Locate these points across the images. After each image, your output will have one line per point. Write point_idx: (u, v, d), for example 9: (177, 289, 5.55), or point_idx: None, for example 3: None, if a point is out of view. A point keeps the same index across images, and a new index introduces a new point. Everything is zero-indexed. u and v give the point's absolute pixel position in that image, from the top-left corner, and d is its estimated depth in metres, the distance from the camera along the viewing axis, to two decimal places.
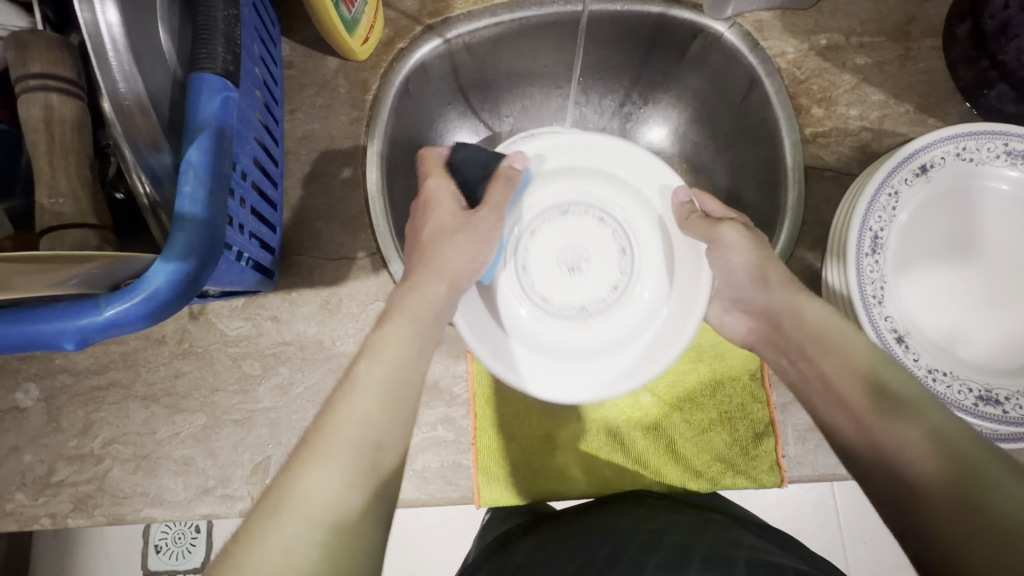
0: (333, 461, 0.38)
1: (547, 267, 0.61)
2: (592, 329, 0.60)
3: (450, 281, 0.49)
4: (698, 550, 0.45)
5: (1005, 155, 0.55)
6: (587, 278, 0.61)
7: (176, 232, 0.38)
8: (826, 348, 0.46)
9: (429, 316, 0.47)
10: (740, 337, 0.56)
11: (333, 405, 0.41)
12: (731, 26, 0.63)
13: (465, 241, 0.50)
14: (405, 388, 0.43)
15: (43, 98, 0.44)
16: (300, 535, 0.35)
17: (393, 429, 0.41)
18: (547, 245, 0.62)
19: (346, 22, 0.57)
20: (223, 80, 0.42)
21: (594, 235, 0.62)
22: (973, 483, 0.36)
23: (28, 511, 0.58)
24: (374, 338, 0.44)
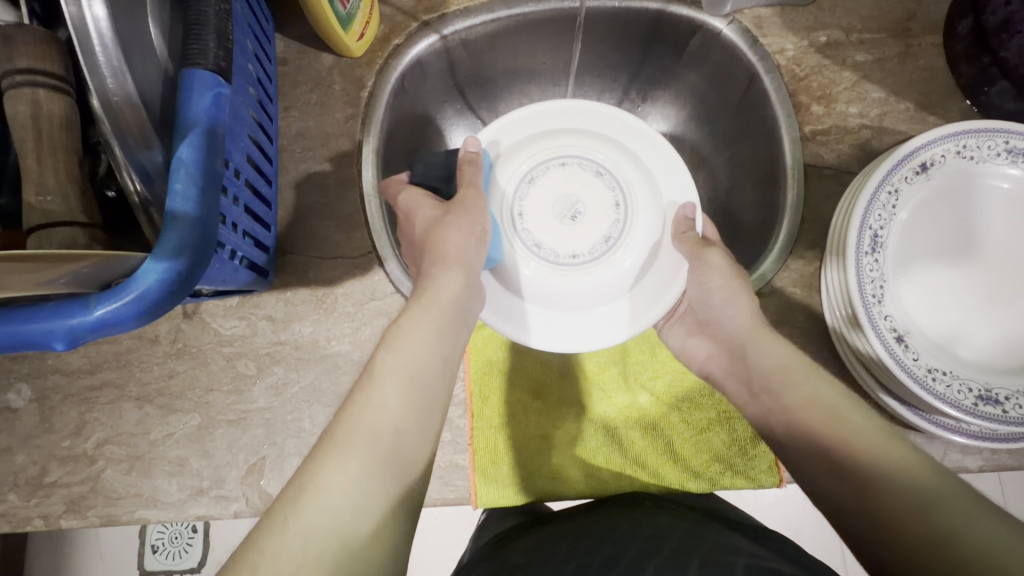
0: (354, 453, 0.36)
1: (539, 214, 0.63)
2: (579, 279, 0.63)
3: (461, 265, 0.50)
4: (696, 555, 0.44)
5: (1005, 153, 0.55)
6: (579, 226, 0.64)
7: (169, 230, 0.37)
8: (788, 380, 0.46)
9: (448, 311, 0.47)
10: (701, 363, 0.55)
11: (353, 398, 0.39)
12: (731, 22, 0.63)
13: (456, 221, 0.52)
14: (424, 391, 0.42)
15: (30, 94, 0.43)
16: (321, 525, 0.33)
17: (414, 424, 0.40)
18: (542, 196, 0.63)
19: (341, 17, 0.56)
20: (215, 76, 0.42)
21: (584, 186, 0.64)
22: (938, 510, 0.34)
23: (20, 513, 0.58)
24: (391, 331, 0.44)
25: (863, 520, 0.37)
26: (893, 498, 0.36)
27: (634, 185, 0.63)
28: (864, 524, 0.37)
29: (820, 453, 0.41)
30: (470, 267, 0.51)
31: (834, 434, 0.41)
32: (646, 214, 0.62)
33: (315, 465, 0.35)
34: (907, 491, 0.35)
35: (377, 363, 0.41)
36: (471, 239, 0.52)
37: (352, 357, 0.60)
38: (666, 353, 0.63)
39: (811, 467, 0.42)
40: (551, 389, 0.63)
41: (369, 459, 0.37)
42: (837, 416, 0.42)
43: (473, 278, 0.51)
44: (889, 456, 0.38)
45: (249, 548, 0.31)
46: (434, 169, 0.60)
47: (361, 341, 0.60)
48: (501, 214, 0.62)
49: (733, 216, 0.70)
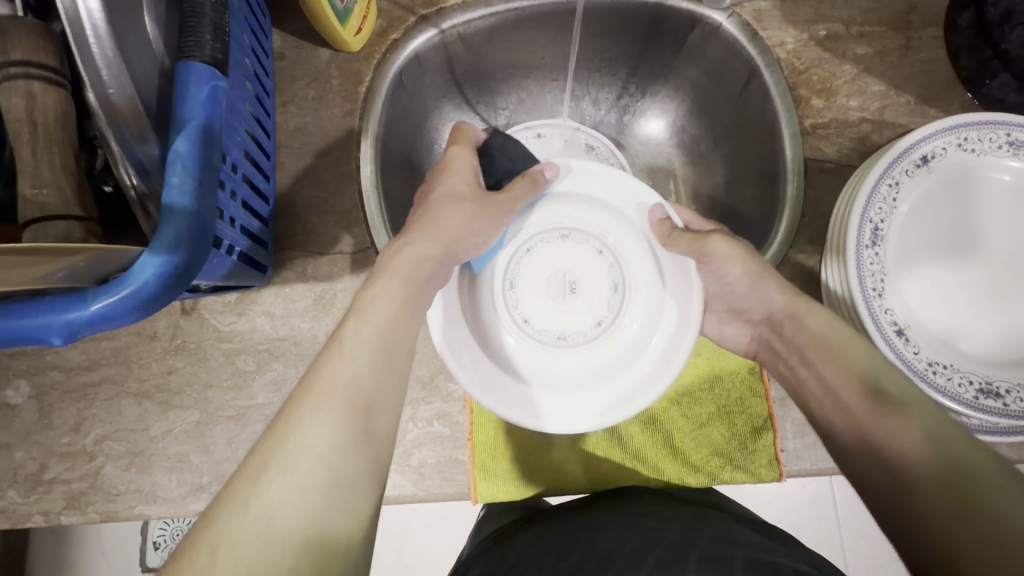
0: (322, 420, 0.36)
1: (532, 295, 0.60)
2: (595, 351, 0.58)
3: (445, 245, 0.48)
4: (695, 550, 0.44)
5: (1007, 146, 0.55)
6: (580, 292, 0.60)
7: (165, 224, 0.37)
8: (824, 354, 0.45)
9: (422, 276, 0.46)
10: (742, 347, 0.54)
11: (318, 367, 0.39)
12: (730, 16, 0.62)
13: (473, 211, 0.50)
14: (396, 353, 0.42)
15: (25, 86, 0.43)
16: (292, 493, 0.34)
17: (382, 390, 0.40)
18: (535, 278, 0.60)
19: (339, 12, 0.56)
20: (211, 69, 0.41)
21: (566, 255, 0.60)
22: (964, 483, 0.36)
23: (20, 509, 0.58)
24: (358, 300, 0.43)
25: (887, 490, 0.39)
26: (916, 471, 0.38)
27: (619, 234, 0.59)
28: (885, 492, 0.39)
29: (847, 424, 0.42)
30: (453, 252, 0.49)
31: (865, 411, 0.41)
32: (645, 254, 0.59)
33: (282, 436, 0.35)
34: (930, 464, 0.37)
35: (343, 333, 0.41)
36: (468, 232, 0.50)
37: None
38: None
39: (839, 440, 0.42)
40: None
41: (339, 427, 0.37)
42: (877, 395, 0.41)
43: (448, 261, 0.48)
44: (910, 431, 0.39)
45: (207, 524, 0.32)
46: (502, 159, 0.59)
47: None
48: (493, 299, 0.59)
49: (733, 211, 0.69)
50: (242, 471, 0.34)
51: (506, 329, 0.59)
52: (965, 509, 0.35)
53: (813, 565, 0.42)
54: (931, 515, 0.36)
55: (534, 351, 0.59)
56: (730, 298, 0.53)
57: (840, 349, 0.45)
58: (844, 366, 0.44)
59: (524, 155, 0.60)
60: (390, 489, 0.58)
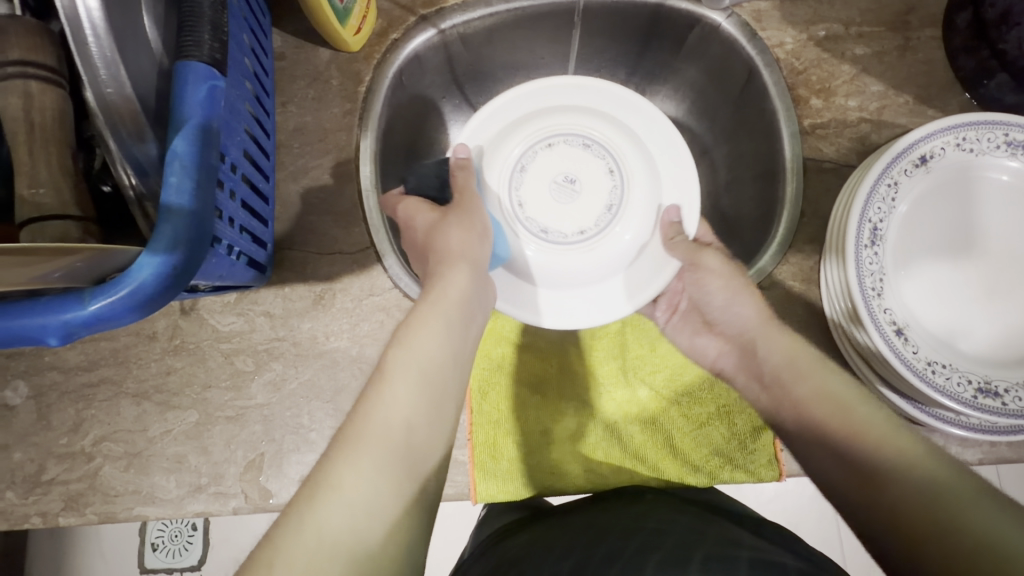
0: (366, 448, 0.36)
1: (536, 205, 0.65)
2: (593, 250, 0.64)
3: (466, 262, 0.50)
4: (699, 549, 0.44)
5: (1005, 145, 0.55)
6: (580, 189, 0.65)
7: (163, 224, 0.37)
8: (796, 374, 0.46)
9: (459, 305, 0.46)
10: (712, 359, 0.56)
11: (366, 393, 0.39)
12: (730, 16, 0.62)
13: (456, 220, 0.53)
14: (442, 385, 0.41)
15: (22, 86, 0.43)
16: (340, 520, 0.33)
17: (426, 417, 0.39)
18: (537, 180, 0.65)
19: (337, 11, 0.56)
20: (209, 68, 0.41)
21: (552, 163, 0.65)
22: (940, 502, 0.34)
23: (18, 510, 0.58)
24: (404, 327, 0.43)
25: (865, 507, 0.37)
26: (894, 489, 0.36)
27: (598, 128, 0.64)
28: (865, 512, 0.37)
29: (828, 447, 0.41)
30: (476, 263, 0.51)
31: (839, 429, 0.41)
32: (634, 153, 0.64)
33: (328, 465, 0.35)
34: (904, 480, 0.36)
35: (389, 361, 0.41)
36: (472, 236, 0.52)
37: (350, 353, 0.60)
38: (667, 347, 0.63)
39: (819, 458, 0.42)
40: (551, 385, 0.63)
41: (384, 457, 0.36)
42: (842, 409, 0.42)
43: (479, 275, 0.50)
44: (892, 449, 0.38)
45: (268, 543, 0.31)
46: (428, 179, 0.60)
47: (359, 337, 0.60)
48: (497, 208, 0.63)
49: (733, 210, 0.69)
50: (299, 493, 0.33)
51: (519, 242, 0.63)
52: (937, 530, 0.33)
53: (814, 563, 0.42)
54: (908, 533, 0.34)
55: (553, 255, 0.64)
56: (707, 309, 0.56)
57: None
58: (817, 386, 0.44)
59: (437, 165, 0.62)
60: None
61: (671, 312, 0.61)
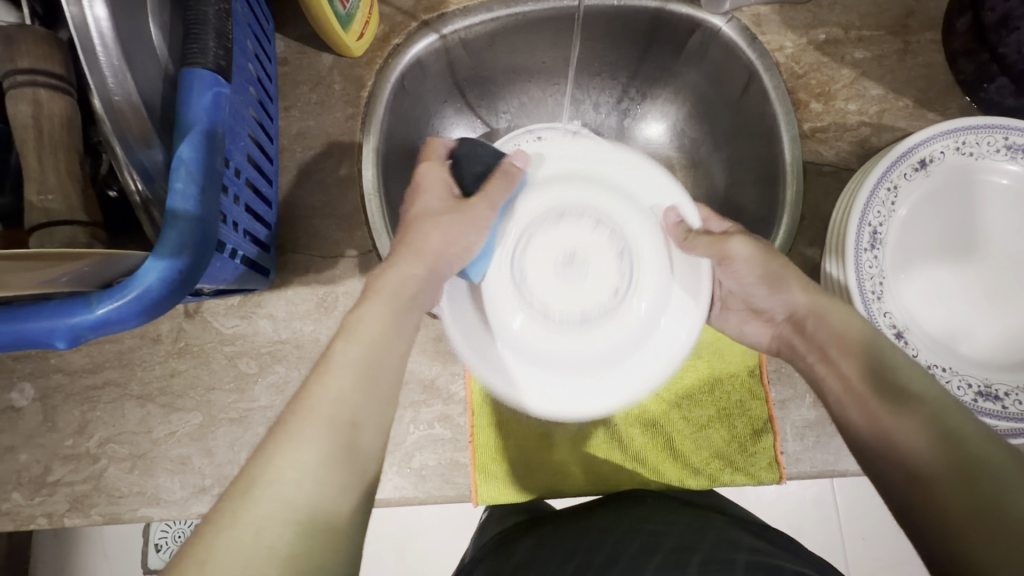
0: (304, 441, 0.36)
1: (549, 294, 0.60)
2: (607, 329, 0.59)
3: (428, 263, 0.48)
4: (697, 553, 0.44)
5: (1005, 149, 0.55)
6: (591, 259, 0.60)
7: (169, 228, 0.37)
8: (847, 351, 0.45)
9: (406, 297, 0.46)
10: (763, 344, 0.54)
11: (308, 387, 0.39)
12: (730, 20, 0.63)
13: (449, 224, 0.50)
14: (381, 373, 0.41)
15: (31, 94, 0.44)
16: (275, 514, 0.34)
17: (370, 408, 0.40)
18: (541, 259, 0.60)
19: (341, 17, 0.57)
20: (214, 75, 0.42)
21: (549, 249, 0.60)
22: (977, 478, 0.36)
23: (24, 511, 0.58)
24: (349, 321, 0.43)
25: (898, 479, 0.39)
26: (931, 462, 0.38)
27: (583, 197, 0.60)
28: (897, 484, 0.39)
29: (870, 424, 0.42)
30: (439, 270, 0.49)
31: (880, 405, 0.42)
32: (631, 210, 0.59)
33: (265, 457, 0.35)
34: (940, 453, 0.38)
35: (330, 355, 0.41)
36: (450, 250, 0.50)
37: None
38: None
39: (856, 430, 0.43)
40: None
41: (321, 449, 0.37)
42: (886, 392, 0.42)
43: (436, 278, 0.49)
44: (931, 426, 0.39)
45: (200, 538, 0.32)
46: (477, 159, 0.56)
47: None
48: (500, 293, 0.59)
49: (733, 214, 0.70)
50: (233, 488, 0.34)
51: (540, 338, 0.59)
52: (978, 509, 0.35)
53: (815, 568, 0.42)
54: (939, 509, 0.36)
55: (583, 340, 0.59)
56: (749, 298, 0.53)
57: (841, 356, 0.45)
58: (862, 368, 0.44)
59: (493, 154, 0.58)
60: (392, 492, 0.58)
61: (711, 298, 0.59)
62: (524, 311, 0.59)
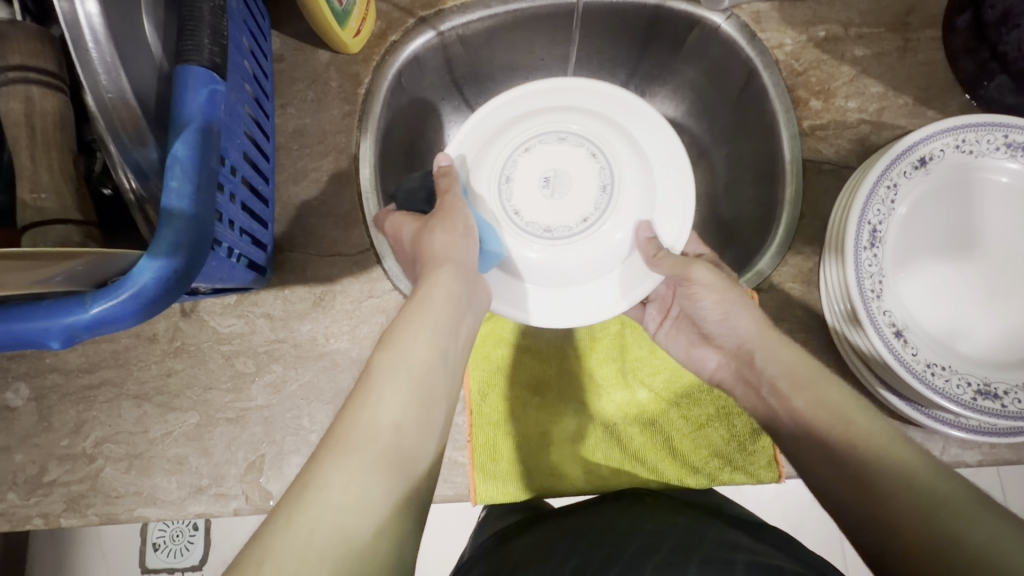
0: (353, 450, 0.36)
1: (560, 214, 0.63)
2: (596, 239, 0.62)
3: (455, 266, 0.48)
4: (696, 552, 0.44)
5: (1004, 147, 0.55)
6: (564, 163, 0.63)
7: (163, 227, 0.37)
8: (797, 385, 0.45)
9: (449, 304, 0.46)
10: (710, 371, 0.55)
11: (354, 399, 0.39)
12: (729, 17, 0.62)
13: (440, 223, 0.51)
14: (431, 380, 0.42)
15: (24, 91, 0.43)
16: (329, 519, 0.33)
17: (414, 413, 0.40)
18: (526, 182, 0.63)
19: (337, 14, 0.56)
20: (210, 72, 0.41)
21: (532, 196, 0.63)
22: (936, 510, 0.34)
23: (20, 511, 0.58)
24: (389, 331, 0.43)
25: (863, 523, 0.37)
26: (892, 503, 0.36)
27: (502, 144, 0.62)
28: (866, 529, 0.37)
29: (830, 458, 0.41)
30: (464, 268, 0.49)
31: (838, 437, 0.41)
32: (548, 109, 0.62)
33: (317, 465, 0.35)
34: (898, 492, 0.36)
35: (377, 363, 0.41)
36: (456, 238, 0.50)
37: (350, 354, 0.60)
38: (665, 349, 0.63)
39: (819, 469, 0.42)
40: (550, 386, 0.63)
41: (372, 459, 0.36)
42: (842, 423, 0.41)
43: (466, 277, 0.49)
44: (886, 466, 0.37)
45: (256, 542, 0.31)
46: (415, 196, 0.61)
47: (359, 338, 0.60)
48: (500, 225, 0.62)
49: (733, 211, 0.69)
50: (286, 496, 0.33)
51: (579, 256, 0.62)
52: (941, 549, 0.33)
53: (806, 565, 0.42)
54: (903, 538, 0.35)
55: (607, 228, 0.62)
56: (704, 324, 0.54)
57: None
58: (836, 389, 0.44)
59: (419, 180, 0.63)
60: None
61: (662, 317, 0.60)
62: (555, 248, 0.62)
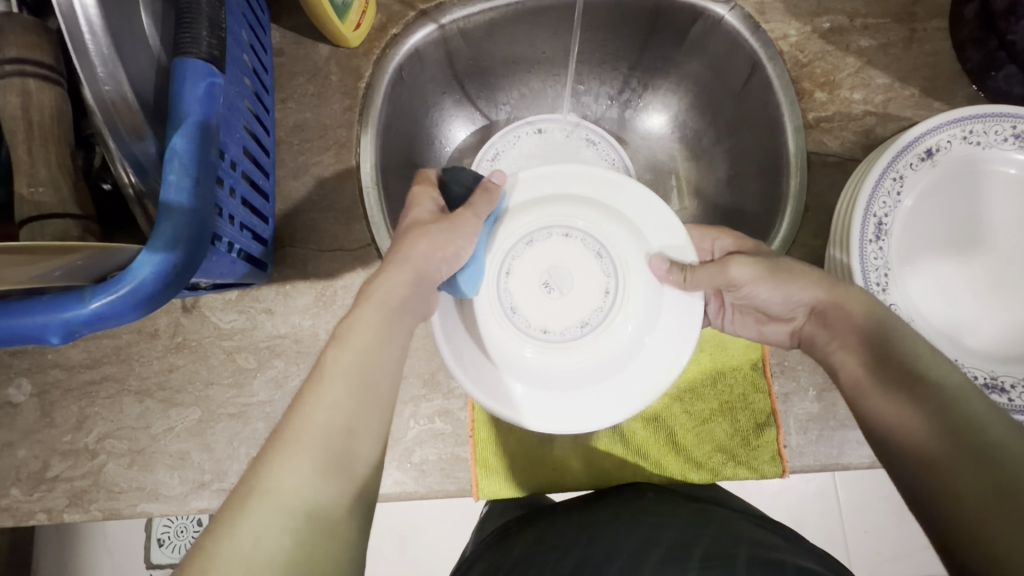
0: (302, 453, 0.36)
1: (573, 309, 0.59)
2: (603, 336, 0.58)
3: (416, 268, 0.45)
4: (698, 548, 0.44)
5: (1013, 138, 0.54)
6: (551, 260, 0.60)
7: (163, 222, 0.37)
8: (866, 341, 0.45)
9: (395, 304, 0.43)
10: (786, 340, 0.54)
11: (300, 397, 0.38)
12: (732, 8, 0.62)
13: (433, 232, 0.46)
14: (377, 376, 0.40)
15: (20, 84, 0.43)
16: (275, 519, 0.33)
17: (366, 414, 0.39)
18: (526, 277, 0.60)
19: (337, 6, 0.56)
20: (208, 65, 0.41)
21: (548, 313, 0.59)
22: (992, 462, 0.36)
23: (23, 507, 0.58)
24: (341, 327, 0.41)
25: (919, 472, 0.39)
26: (939, 452, 0.38)
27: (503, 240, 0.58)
28: (913, 470, 0.40)
29: (885, 413, 0.42)
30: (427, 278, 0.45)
31: (897, 394, 0.42)
32: (502, 229, 0.58)
33: (263, 467, 0.35)
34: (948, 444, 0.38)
35: (325, 361, 0.39)
36: (438, 256, 0.46)
37: None
38: None
39: (870, 414, 0.44)
40: None
41: (321, 463, 0.36)
42: (905, 375, 0.42)
43: (424, 285, 0.45)
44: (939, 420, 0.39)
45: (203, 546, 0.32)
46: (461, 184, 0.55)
47: None
48: (501, 326, 0.58)
49: (737, 206, 0.69)
50: (233, 498, 0.34)
51: (601, 348, 0.58)
52: (996, 494, 0.35)
53: (822, 563, 0.41)
54: (953, 488, 0.37)
55: (616, 322, 0.58)
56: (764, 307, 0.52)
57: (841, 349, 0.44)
58: (877, 354, 0.44)
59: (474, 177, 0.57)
60: (392, 486, 0.58)
61: (721, 311, 0.58)
62: (600, 338, 0.58)
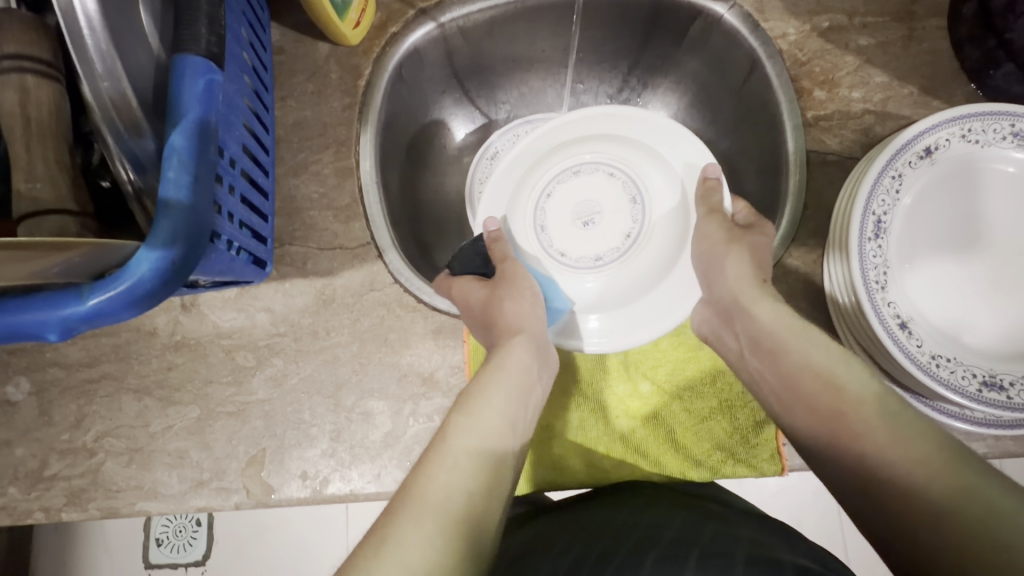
0: (422, 508, 0.37)
1: (606, 238, 0.62)
2: (644, 249, 0.62)
3: (528, 334, 0.53)
4: (696, 546, 0.44)
5: (1011, 137, 0.54)
6: (569, 204, 0.62)
7: (161, 218, 0.36)
8: (783, 348, 0.46)
9: (519, 372, 0.50)
10: (696, 326, 0.56)
11: (424, 464, 0.40)
12: (731, 7, 0.62)
13: (507, 291, 0.55)
14: (500, 449, 0.44)
15: (18, 80, 0.43)
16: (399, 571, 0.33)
17: (490, 479, 0.41)
18: (559, 222, 0.62)
19: (336, 4, 0.56)
20: (207, 61, 0.41)
21: (613, 233, 0.62)
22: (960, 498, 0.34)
23: (21, 506, 0.58)
24: (466, 397, 0.47)
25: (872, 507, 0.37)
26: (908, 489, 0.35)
27: (525, 198, 0.62)
28: (864, 501, 0.38)
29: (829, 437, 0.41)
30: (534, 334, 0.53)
31: (839, 418, 0.41)
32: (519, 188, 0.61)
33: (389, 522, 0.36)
34: (928, 481, 0.35)
35: (450, 425, 0.44)
36: (527, 307, 0.55)
37: (351, 348, 0.60)
38: (667, 343, 0.62)
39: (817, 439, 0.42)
40: (551, 379, 0.62)
41: (432, 512, 0.37)
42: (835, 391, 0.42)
43: (537, 343, 0.53)
44: (910, 456, 0.36)
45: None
46: (471, 259, 0.59)
47: (360, 332, 0.60)
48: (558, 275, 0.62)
49: None
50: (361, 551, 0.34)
51: (644, 263, 0.62)
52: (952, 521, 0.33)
53: (821, 563, 0.41)
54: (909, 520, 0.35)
55: (653, 235, 0.62)
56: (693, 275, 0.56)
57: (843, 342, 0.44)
58: (813, 369, 0.44)
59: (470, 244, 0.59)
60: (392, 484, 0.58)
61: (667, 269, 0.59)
62: (642, 251, 0.62)
